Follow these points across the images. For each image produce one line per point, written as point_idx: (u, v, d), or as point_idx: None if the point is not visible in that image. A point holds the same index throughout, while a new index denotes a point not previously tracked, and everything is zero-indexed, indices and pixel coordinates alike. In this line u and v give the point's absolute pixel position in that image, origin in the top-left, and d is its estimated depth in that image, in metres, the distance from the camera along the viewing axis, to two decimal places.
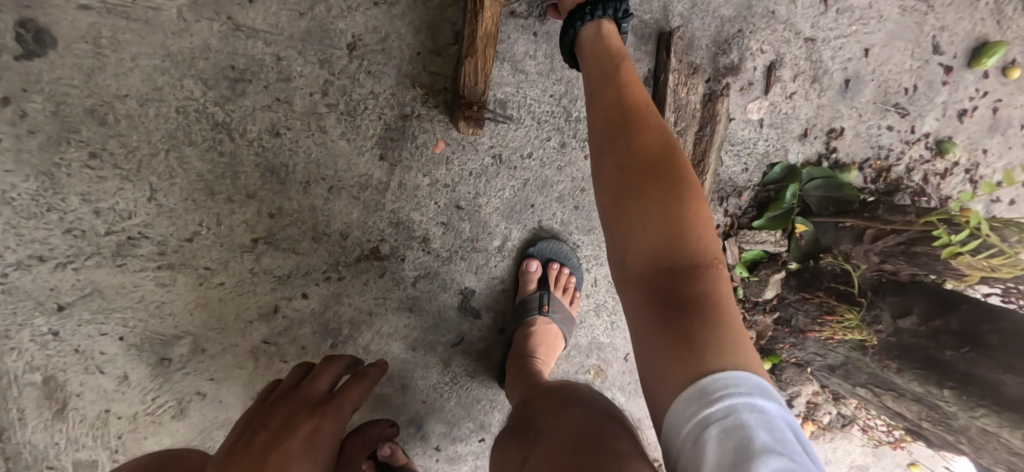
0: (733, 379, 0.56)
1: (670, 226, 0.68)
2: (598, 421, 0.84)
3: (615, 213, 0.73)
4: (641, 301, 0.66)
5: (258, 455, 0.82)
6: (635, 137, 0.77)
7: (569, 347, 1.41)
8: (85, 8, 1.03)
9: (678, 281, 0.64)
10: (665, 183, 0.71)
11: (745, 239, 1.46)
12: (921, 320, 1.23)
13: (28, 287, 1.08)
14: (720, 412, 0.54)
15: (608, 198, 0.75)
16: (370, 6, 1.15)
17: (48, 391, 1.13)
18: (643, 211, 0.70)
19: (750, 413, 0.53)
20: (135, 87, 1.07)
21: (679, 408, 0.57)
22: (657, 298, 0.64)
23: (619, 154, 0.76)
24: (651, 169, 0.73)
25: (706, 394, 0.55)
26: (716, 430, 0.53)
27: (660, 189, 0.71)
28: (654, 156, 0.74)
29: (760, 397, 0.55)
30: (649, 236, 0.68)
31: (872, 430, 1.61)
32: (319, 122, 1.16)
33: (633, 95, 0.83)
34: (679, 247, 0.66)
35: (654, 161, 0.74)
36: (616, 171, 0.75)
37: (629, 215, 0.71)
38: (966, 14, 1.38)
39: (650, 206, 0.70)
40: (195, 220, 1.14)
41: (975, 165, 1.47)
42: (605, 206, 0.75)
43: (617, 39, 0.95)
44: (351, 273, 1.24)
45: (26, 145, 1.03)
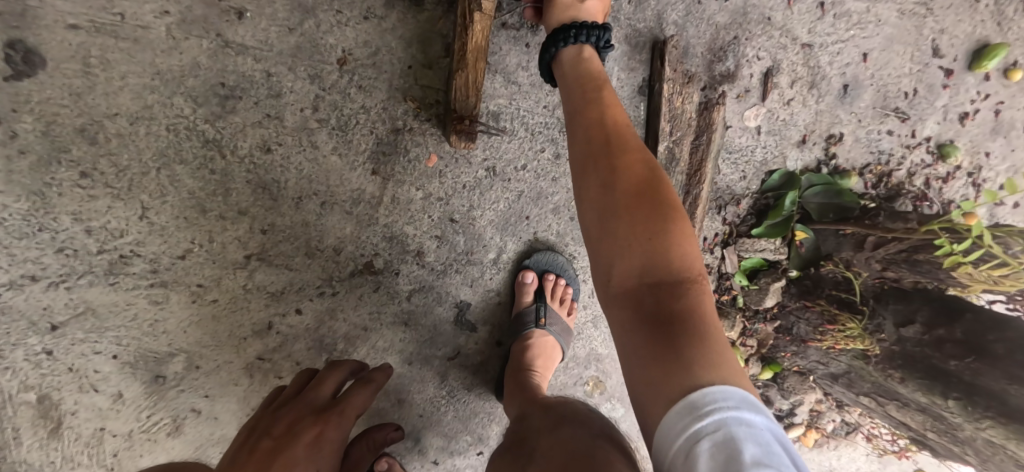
0: (722, 393, 0.54)
1: (654, 244, 0.68)
2: (591, 442, 0.82)
3: (599, 230, 0.72)
4: (627, 319, 0.65)
5: (263, 462, 0.80)
6: (618, 155, 0.76)
7: (567, 359, 1.40)
8: (74, 27, 1.02)
9: (662, 298, 0.64)
10: (648, 201, 0.71)
11: (744, 247, 1.44)
12: (924, 328, 1.20)
13: (21, 307, 1.08)
14: (710, 427, 0.52)
15: (592, 215, 0.74)
16: (361, 20, 1.14)
17: (43, 410, 1.13)
18: (627, 229, 0.70)
19: (740, 425, 0.52)
20: (125, 106, 1.07)
21: (670, 423, 0.55)
22: (642, 315, 0.64)
23: (602, 172, 0.75)
24: (635, 187, 0.73)
25: (696, 408, 0.54)
26: (708, 445, 0.51)
27: (644, 208, 0.71)
28: (637, 174, 0.74)
29: (749, 409, 0.53)
30: (633, 253, 0.68)
31: (876, 438, 1.58)
32: (310, 138, 1.15)
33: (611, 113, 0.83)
34: (663, 265, 0.66)
35: (637, 179, 0.74)
36: (600, 189, 0.74)
37: (613, 233, 0.70)
38: (965, 17, 1.36)
39: (634, 224, 0.70)
40: (187, 238, 1.13)
41: (978, 169, 1.45)
42: (588, 224, 0.75)
43: (597, 60, 0.95)
44: (345, 288, 1.23)
45: (17, 166, 1.03)
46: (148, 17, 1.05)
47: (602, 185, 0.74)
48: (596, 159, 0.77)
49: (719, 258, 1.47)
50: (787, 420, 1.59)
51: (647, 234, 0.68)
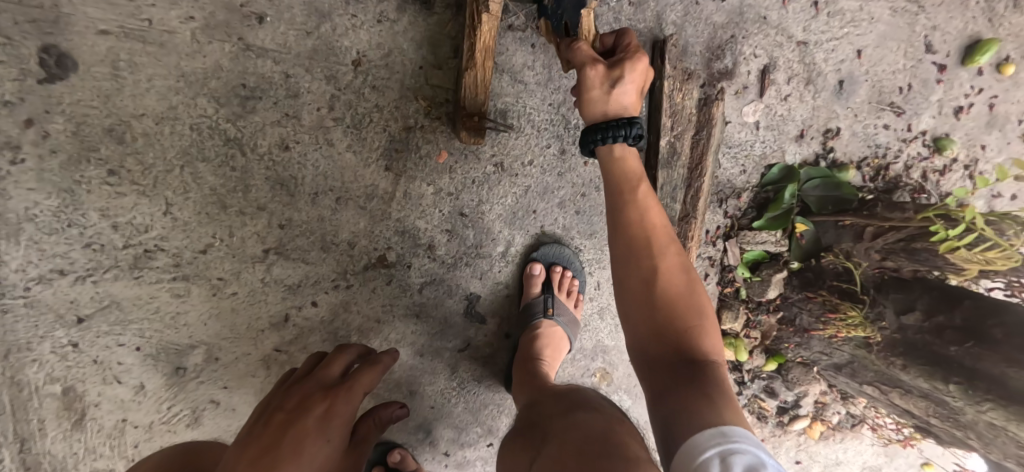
0: (748, 435, 0.61)
1: (688, 327, 0.77)
2: (604, 426, 0.84)
3: (638, 309, 0.80)
4: (662, 387, 0.72)
5: (275, 434, 0.87)
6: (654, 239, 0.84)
7: (574, 350, 1.43)
8: (104, 33, 1.08)
9: (696, 372, 0.72)
10: (682, 287, 0.80)
11: (745, 240, 1.47)
12: (924, 315, 1.23)
13: (49, 300, 1.12)
14: (732, 449, 0.58)
15: (630, 293, 0.82)
16: (374, 23, 1.19)
17: (68, 402, 1.17)
18: (665, 311, 0.78)
19: (756, 454, 0.58)
20: (151, 107, 1.12)
21: (697, 446, 0.61)
22: (677, 383, 0.71)
23: (640, 254, 0.83)
24: (669, 273, 0.81)
25: (728, 434, 0.60)
26: (742, 462, 0.56)
27: (681, 296, 0.79)
28: (670, 258, 0.82)
29: (765, 449, 0.59)
30: (669, 333, 0.77)
31: (881, 429, 1.60)
32: (326, 135, 1.20)
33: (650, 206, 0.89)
34: (695, 345, 0.76)
35: (672, 264, 0.82)
36: (637, 271, 0.82)
37: (651, 313, 0.79)
38: (957, 13, 1.41)
39: (669, 308, 0.78)
40: (208, 233, 1.18)
41: (974, 161, 1.48)
42: (625, 300, 0.82)
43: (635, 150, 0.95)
44: (359, 281, 1.28)
45: (48, 164, 1.08)
46: (174, 23, 1.11)
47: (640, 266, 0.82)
48: (633, 240, 0.84)
49: (721, 250, 1.51)
50: (792, 412, 1.62)
51: (680, 316, 0.78)
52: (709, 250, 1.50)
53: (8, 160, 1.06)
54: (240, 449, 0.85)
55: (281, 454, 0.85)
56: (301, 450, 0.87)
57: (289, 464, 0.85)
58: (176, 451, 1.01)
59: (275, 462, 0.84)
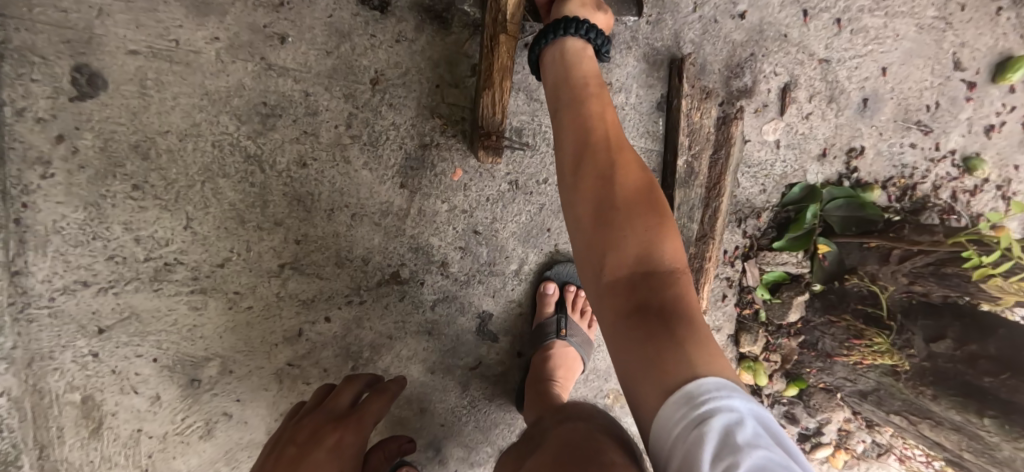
0: (714, 384, 0.60)
1: (647, 237, 0.77)
2: (586, 433, 0.82)
3: (596, 223, 0.81)
4: (622, 308, 0.73)
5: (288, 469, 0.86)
6: (613, 152, 0.87)
7: (587, 371, 1.41)
8: (134, 53, 1.12)
9: (654, 288, 0.73)
10: (642, 200, 0.82)
11: (766, 260, 1.43)
12: (955, 344, 1.19)
13: (72, 310, 1.15)
14: (706, 413, 0.56)
15: (588, 208, 0.83)
16: (392, 43, 1.21)
17: (86, 410, 1.19)
18: (625, 220, 0.79)
19: (733, 411, 0.56)
20: (175, 124, 1.15)
21: (668, 413, 0.60)
22: (637, 303, 0.72)
23: (600, 168, 0.85)
24: (632, 187, 0.84)
25: (693, 398, 0.59)
26: (715, 427, 0.55)
27: (636, 206, 0.81)
28: (628, 174, 0.85)
29: (740, 396, 0.58)
30: (626, 245, 0.77)
31: (910, 460, 1.56)
32: (343, 153, 1.21)
33: (607, 124, 0.91)
34: (655, 255, 0.76)
35: (634, 180, 0.85)
36: (597, 185, 0.84)
37: (610, 224, 0.80)
38: (986, 30, 1.36)
39: (626, 219, 0.79)
40: (227, 247, 1.20)
41: (1007, 181, 1.43)
42: (582, 216, 0.83)
43: (593, 65, 0.99)
44: (372, 297, 1.28)
45: (76, 179, 1.12)
46: (200, 43, 1.14)
47: (601, 180, 0.84)
48: (590, 154, 0.87)
49: (739, 271, 1.46)
50: (814, 440, 1.56)
51: (641, 227, 0.78)
52: (727, 271, 1.46)
53: (38, 174, 1.09)
54: None
55: None
56: None
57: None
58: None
59: None
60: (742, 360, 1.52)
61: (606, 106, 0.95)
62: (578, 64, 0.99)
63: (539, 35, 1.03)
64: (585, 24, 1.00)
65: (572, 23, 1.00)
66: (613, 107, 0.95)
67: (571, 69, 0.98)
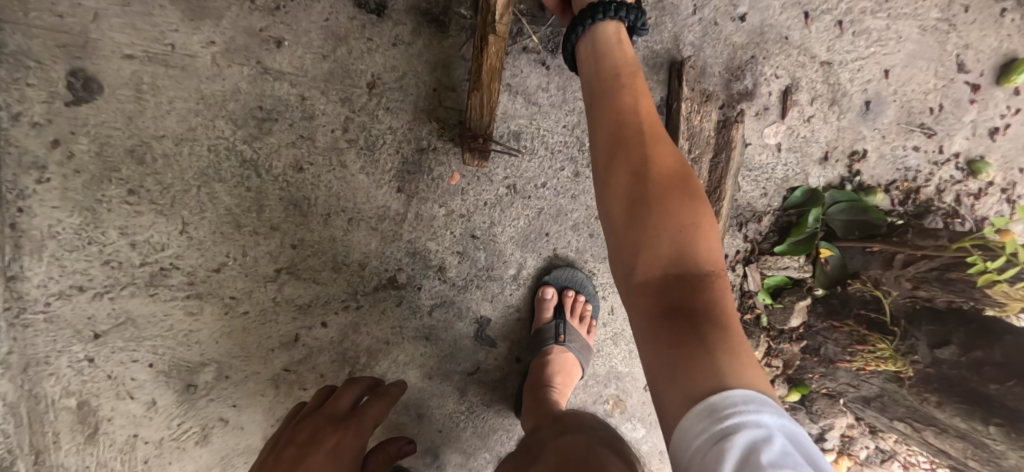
0: (741, 397, 0.58)
1: (682, 237, 0.73)
2: (588, 448, 0.81)
3: (627, 217, 0.77)
4: (651, 310, 0.70)
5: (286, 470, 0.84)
6: (647, 140, 0.81)
7: (587, 376, 1.39)
8: (129, 57, 1.11)
9: (687, 292, 0.69)
10: (679, 193, 0.77)
11: (767, 265, 1.42)
12: (960, 350, 1.18)
13: (68, 316, 1.15)
14: (729, 428, 0.55)
15: (620, 198, 0.78)
16: (389, 47, 1.20)
17: (82, 415, 1.19)
18: (658, 216, 0.75)
19: (760, 427, 0.55)
20: (171, 128, 1.14)
21: (689, 424, 0.58)
22: (667, 308, 0.69)
23: (634, 157, 0.80)
24: (667, 179, 0.78)
25: (717, 410, 0.57)
26: (740, 443, 0.54)
27: (672, 200, 0.76)
28: (665, 164, 0.79)
29: (768, 410, 0.57)
30: (658, 243, 0.73)
31: (914, 466, 1.55)
32: (340, 157, 1.20)
33: (642, 108, 0.84)
34: (690, 257, 0.72)
35: (669, 170, 0.79)
36: (630, 176, 0.78)
37: (643, 218, 0.75)
38: (990, 31, 1.34)
39: (660, 215, 0.74)
40: (223, 252, 1.19)
41: (1012, 184, 1.41)
42: (613, 207, 0.79)
43: (625, 50, 0.94)
44: (369, 302, 1.27)
45: (72, 183, 1.11)
46: (195, 47, 1.13)
47: (634, 170, 0.79)
48: (623, 142, 0.81)
49: (740, 275, 1.45)
50: (817, 446, 1.56)
51: (676, 224, 0.74)
52: (728, 275, 1.44)
53: (34, 179, 1.09)
54: None
55: None
56: None
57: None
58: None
59: None
60: None
61: (639, 89, 0.88)
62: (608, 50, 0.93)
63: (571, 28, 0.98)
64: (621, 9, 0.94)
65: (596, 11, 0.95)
66: (646, 91, 0.88)
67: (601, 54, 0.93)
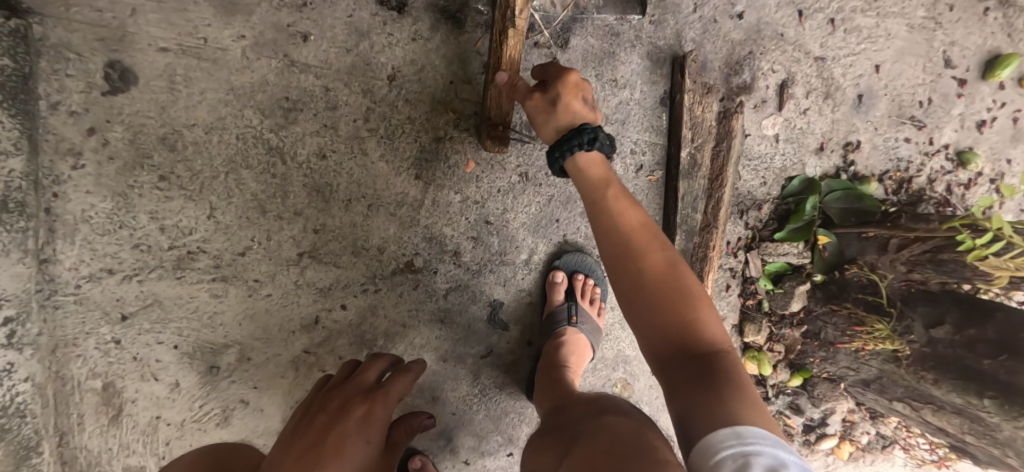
0: (758, 432, 0.60)
1: (689, 322, 0.78)
2: (635, 429, 0.80)
3: (642, 315, 0.81)
4: (677, 386, 0.73)
5: (319, 434, 0.90)
6: (645, 247, 0.86)
7: (595, 360, 1.44)
8: (164, 50, 1.18)
9: (705, 369, 0.73)
10: (680, 290, 0.81)
11: (768, 251, 1.47)
12: (954, 329, 1.21)
13: (97, 298, 1.19)
14: (752, 451, 0.58)
15: (633, 301, 0.83)
16: (409, 42, 1.27)
17: (107, 397, 1.23)
18: (668, 310, 0.79)
19: (780, 458, 0.57)
20: (202, 118, 1.20)
21: (716, 441, 0.61)
22: (691, 383, 0.71)
23: (636, 265, 0.84)
24: (667, 275, 0.83)
25: (743, 436, 0.60)
26: (762, 462, 0.56)
27: (676, 296, 0.80)
28: (664, 265, 0.84)
29: (784, 449, 0.59)
30: (663, 320, 0.79)
31: (914, 449, 1.58)
32: (361, 145, 1.26)
33: (635, 223, 0.89)
34: (700, 341, 0.77)
35: (667, 268, 0.83)
36: (636, 281, 0.83)
37: (655, 313, 0.80)
38: (974, 29, 1.43)
39: (669, 308, 0.79)
40: (248, 236, 1.24)
41: (1000, 175, 1.48)
42: (631, 310, 0.83)
43: (611, 174, 0.98)
44: (387, 286, 1.32)
45: (105, 170, 1.17)
46: (227, 41, 1.20)
47: (639, 276, 0.83)
48: (626, 255, 0.86)
49: (742, 262, 1.50)
50: (819, 431, 1.60)
51: (681, 315, 0.78)
52: (730, 261, 1.49)
53: (70, 165, 1.15)
54: (285, 449, 0.88)
55: (322, 454, 0.87)
56: (342, 451, 0.89)
57: (331, 463, 0.86)
58: (198, 455, 1.01)
59: (317, 463, 0.85)
60: (746, 350, 1.55)
61: (630, 204, 0.93)
62: (596, 171, 0.98)
63: (554, 152, 1.00)
64: (591, 133, 0.98)
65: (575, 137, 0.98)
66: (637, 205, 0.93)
67: (591, 177, 0.98)
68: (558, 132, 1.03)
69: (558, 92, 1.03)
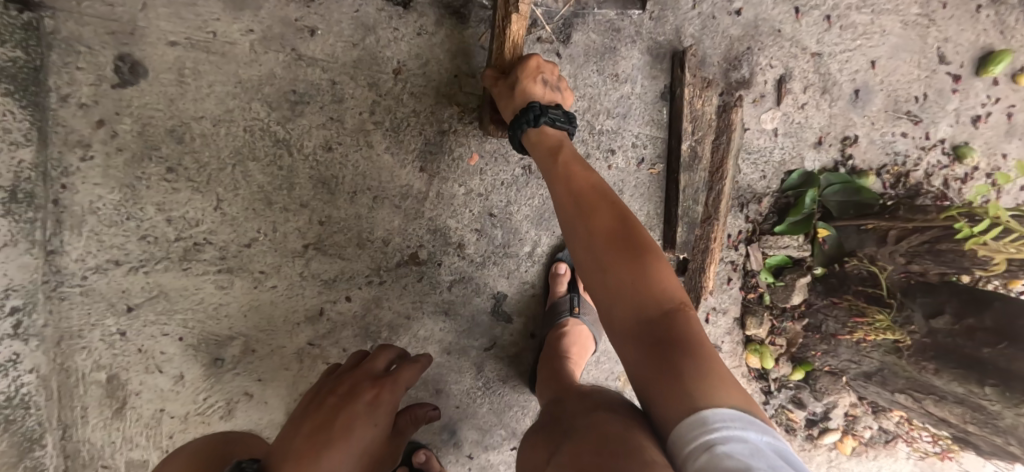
0: (726, 415, 0.63)
1: (642, 280, 0.81)
2: (623, 421, 0.76)
3: (597, 275, 0.86)
4: (633, 344, 0.77)
5: (328, 416, 0.90)
6: (597, 211, 0.92)
7: (599, 353, 1.44)
8: (173, 44, 1.20)
9: (660, 327, 0.76)
10: (631, 249, 0.85)
11: (769, 244, 1.49)
12: (954, 319, 1.22)
13: (103, 289, 1.20)
14: (716, 439, 0.60)
15: (589, 262, 0.88)
16: (414, 36, 1.29)
17: (111, 389, 1.23)
18: (621, 268, 0.83)
19: (747, 441, 0.59)
20: (210, 110, 1.22)
21: (686, 433, 0.64)
22: (646, 342, 0.76)
23: (589, 227, 0.90)
24: (619, 236, 0.87)
25: (708, 423, 0.62)
26: (727, 448, 0.58)
27: (629, 254, 0.85)
28: (616, 225, 0.89)
29: (752, 430, 0.61)
30: (617, 277, 0.83)
31: (917, 441, 1.58)
32: (366, 138, 1.28)
33: (588, 188, 0.96)
34: (654, 295, 0.80)
35: (619, 229, 0.88)
36: (590, 243, 0.88)
37: (608, 271, 0.84)
38: (968, 26, 1.46)
39: (620, 264, 0.83)
40: (255, 228, 1.26)
41: (995, 169, 1.51)
42: (586, 270, 0.88)
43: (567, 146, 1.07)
44: (391, 277, 1.33)
45: (114, 162, 1.18)
46: (235, 35, 1.22)
47: (591, 238, 0.89)
48: (580, 219, 0.92)
49: (743, 255, 1.51)
50: (822, 425, 1.60)
51: (633, 271, 0.82)
52: (731, 255, 1.51)
53: (79, 156, 1.16)
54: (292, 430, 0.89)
55: (330, 435, 0.88)
56: (350, 434, 0.90)
57: (339, 444, 0.88)
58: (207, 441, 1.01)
59: (325, 443, 0.86)
60: (748, 343, 1.56)
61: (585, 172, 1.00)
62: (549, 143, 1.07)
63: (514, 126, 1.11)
64: (543, 109, 1.08)
65: (534, 111, 1.08)
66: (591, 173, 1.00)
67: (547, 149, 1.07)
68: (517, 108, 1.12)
69: (517, 76, 1.13)
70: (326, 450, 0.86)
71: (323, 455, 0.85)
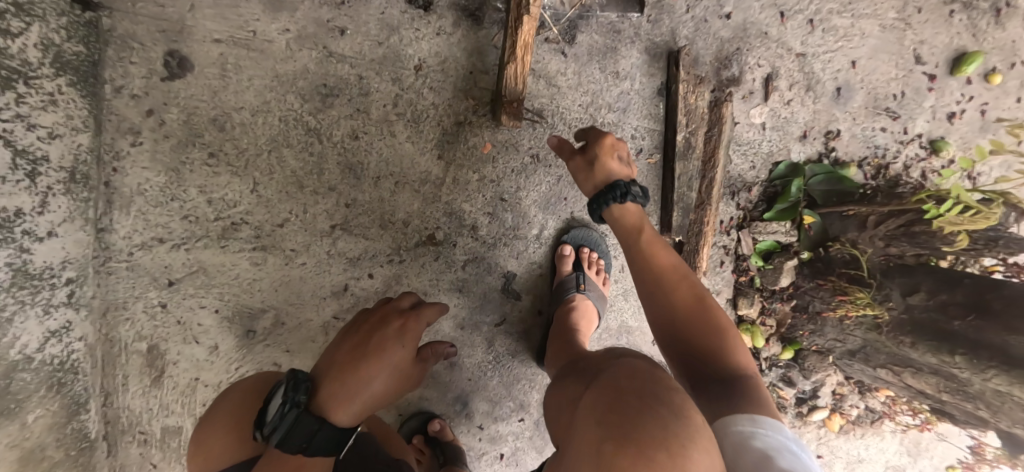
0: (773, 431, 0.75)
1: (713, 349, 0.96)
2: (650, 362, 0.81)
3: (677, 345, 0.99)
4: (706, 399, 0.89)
5: (363, 337, 1.04)
6: (677, 287, 1.03)
7: (601, 329, 1.56)
8: (217, 41, 1.32)
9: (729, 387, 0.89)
10: (706, 324, 0.98)
11: (758, 229, 1.61)
12: (928, 295, 1.34)
13: (147, 264, 1.31)
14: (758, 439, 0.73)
15: (669, 332, 1.01)
16: (434, 36, 1.42)
17: (151, 358, 1.34)
18: (699, 344, 0.97)
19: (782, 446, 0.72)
20: (249, 101, 1.34)
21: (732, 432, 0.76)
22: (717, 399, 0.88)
23: (670, 301, 1.02)
24: (695, 309, 1.00)
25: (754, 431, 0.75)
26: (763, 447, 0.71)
27: (703, 329, 0.98)
28: (694, 302, 1.01)
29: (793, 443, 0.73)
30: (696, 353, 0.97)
31: (898, 415, 1.68)
32: (389, 128, 1.41)
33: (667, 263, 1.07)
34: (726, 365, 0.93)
35: (697, 305, 1.00)
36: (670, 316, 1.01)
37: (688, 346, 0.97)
38: (942, 29, 1.59)
39: (698, 339, 0.97)
40: (287, 209, 1.37)
41: (970, 162, 1.62)
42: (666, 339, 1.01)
43: (641, 220, 1.15)
44: (411, 256, 1.44)
45: (161, 148, 1.30)
46: (273, 33, 1.35)
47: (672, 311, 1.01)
48: (661, 293, 1.03)
49: (735, 240, 1.64)
50: (810, 403, 1.71)
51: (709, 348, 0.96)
52: (724, 239, 1.63)
53: (129, 142, 1.28)
54: (334, 349, 1.02)
55: (365, 351, 1.01)
56: (382, 351, 1.02)
57: (373, 359, 1.00)
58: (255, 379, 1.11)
59: (362, 358, 0.99)
60: (740, 323, 1.69)
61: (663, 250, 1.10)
62: (628, 221, 1.15)
63: (593, 207, 1.19)
64: (625, 188, 1.15)
65: (616, 189, 1.16)
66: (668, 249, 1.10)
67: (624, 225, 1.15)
68: (594, 187, 1.21)
69: (596, 153, 1.22)
70: (364, 362, 0.99)
71: (359, 368, 0.98)
